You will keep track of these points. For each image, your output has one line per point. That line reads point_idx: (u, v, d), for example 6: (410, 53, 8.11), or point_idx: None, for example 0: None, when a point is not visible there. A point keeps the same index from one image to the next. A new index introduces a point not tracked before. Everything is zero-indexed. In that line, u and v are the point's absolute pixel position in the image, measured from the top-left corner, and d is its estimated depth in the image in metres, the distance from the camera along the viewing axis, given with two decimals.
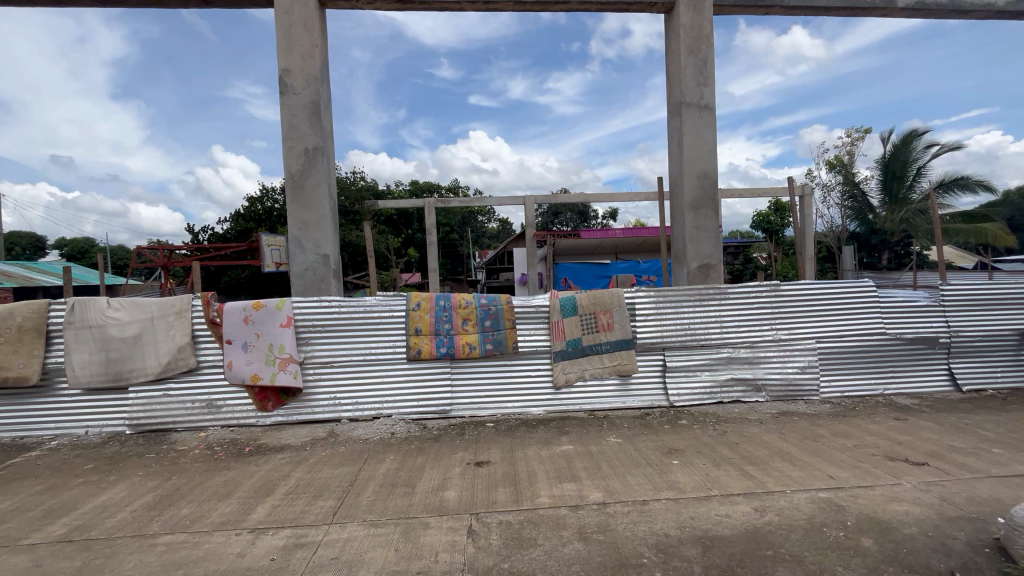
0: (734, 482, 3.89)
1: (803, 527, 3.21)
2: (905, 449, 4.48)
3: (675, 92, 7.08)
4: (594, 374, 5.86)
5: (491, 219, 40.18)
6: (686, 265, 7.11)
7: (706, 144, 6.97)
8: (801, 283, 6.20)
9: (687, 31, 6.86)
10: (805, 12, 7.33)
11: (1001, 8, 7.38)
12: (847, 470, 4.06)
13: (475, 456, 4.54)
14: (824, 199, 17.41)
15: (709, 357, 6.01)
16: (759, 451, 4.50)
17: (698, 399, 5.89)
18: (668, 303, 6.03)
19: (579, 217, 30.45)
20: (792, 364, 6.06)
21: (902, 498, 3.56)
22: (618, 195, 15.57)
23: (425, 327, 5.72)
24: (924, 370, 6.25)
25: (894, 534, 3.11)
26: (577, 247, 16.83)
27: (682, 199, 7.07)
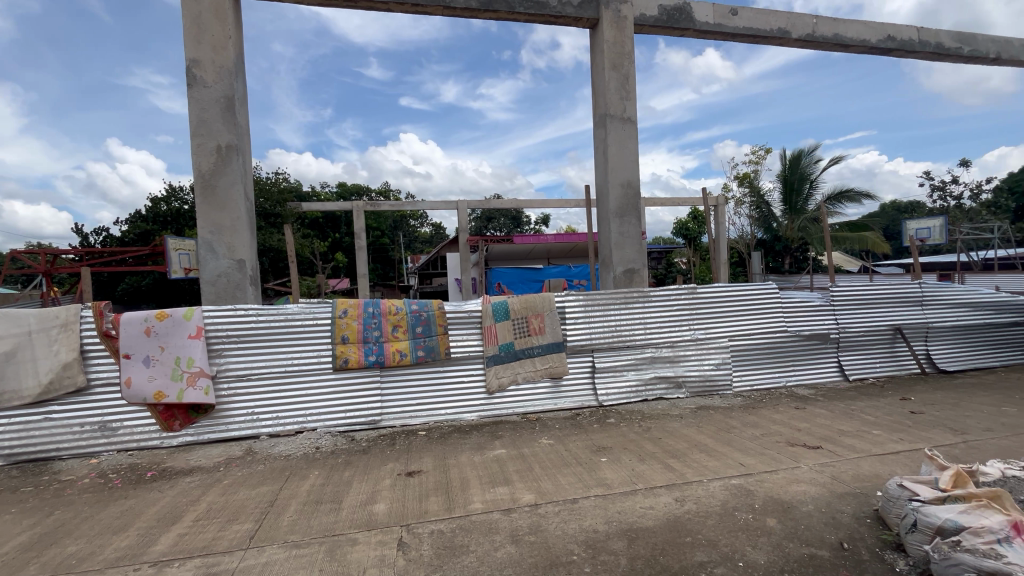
0: (657, 474, 4.12)
1: (717, 512, 3.47)
2: (803, 435, 4.97)
3: (600, 104, 7.40)
4: (527, 377, 5.94)
5: (424, 224, 39.56)
6: (612, 269, 7.42)
7: (630, 154, 7.34)
8: (715, 286, 6.70)
9: (610, 47, 7.19)
10: (715, 37, 7.97)
11: (874, 45, 8.47)
12: (754, 457, 4.43)
13: (406, 466, 4.43)
14: (735, 209, 18.96)
15: (634, 357, 6.31)
16: (679, 445, 4.79)
17: (625, 398, 6.15)
18: (596, 306, 6.28)
19: (512, 223, 30.79)
20: (708, 361, 6.52)
21: (800, 479, 3.95)
22: (549, 202, 15.94)
23: (352, 335, 5.53)
24: (819, 363, 6.98)
25: (794, 513, 3.44)
26: (510, 252, 17.00)
27: (608, 207, 7.38)
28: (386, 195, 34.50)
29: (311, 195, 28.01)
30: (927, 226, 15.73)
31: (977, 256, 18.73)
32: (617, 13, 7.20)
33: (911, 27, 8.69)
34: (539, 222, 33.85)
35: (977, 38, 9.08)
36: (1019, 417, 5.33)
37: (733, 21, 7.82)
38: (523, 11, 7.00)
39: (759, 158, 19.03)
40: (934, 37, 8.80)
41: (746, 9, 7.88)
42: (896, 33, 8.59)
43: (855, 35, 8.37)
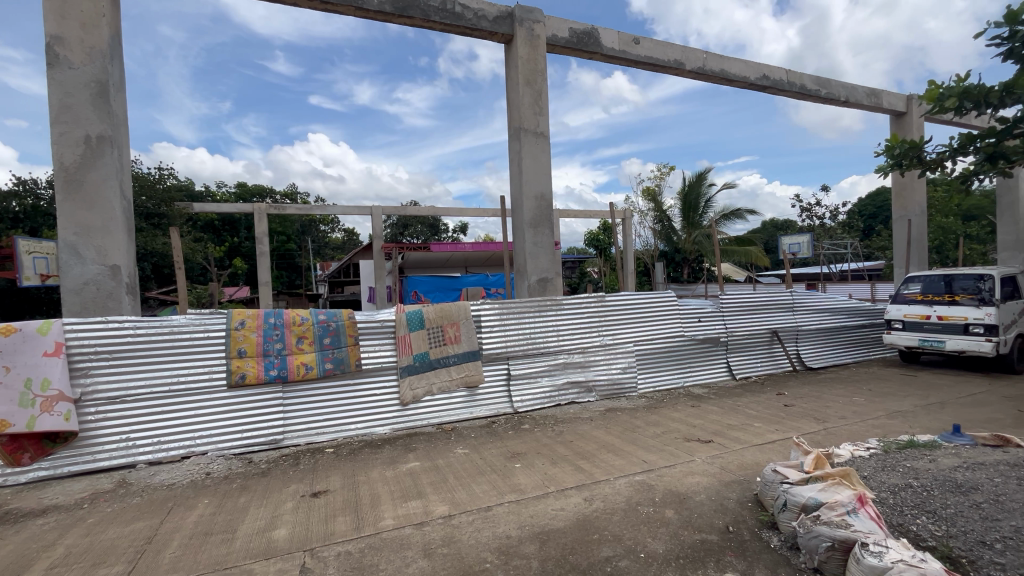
0: (568, 476, 4.28)
1: (622, 508, 3.67)
2: (697, 430, 5.44)
3: (515, 118, 7.61)
4: (442, 387, 5.87)
5: (335, 229, 37.65)
6: (527, 278, 7.59)
7: (543, 168, 7.62)
8: (621, 294, 7.14)
9: (524, 63, 7.43)
10: (620, 62, 8.56)
11: (752, 81, 9.62)
12: (655, 453, 4.77)
13: (312, 487, 4.17)
14: (640, 222, 20.39)
15: (548, 363, 6.50)
16: (589, 446, 5.01)
17: (539, 403, 6.30)
18: (511, 314, 6.40)
19: (429, 230, 30.37)
20: (616, 365, 6.90)
21: (694, 472, 4.32)
22: (467, 210, 15.97)
23: (251, 348, 5.13)
24: (710, 364, 7.69)
25: (689, 502, 3.75)
26: (427, 260, 16.76)
27: (522, 217, 7.58)
28: (292, 198, 32.38)
29: (204, 195, 25.48)
30: (796, 243, 17.86)
31: (835, 268, 21.78)
32: (531, 31, 7.47)
33: (781, 69, 9.99)
34: (457, 230, 33.69)
35: (831, 83, 10.66)
36: (866, 405, 6.28)
37: (636, 49, 8.46)
38: (439, 20, 7.02)
39: (661, 176, 20.69)
40: (799, 79, 10.19)
41: (647, 40, 8.56)
42: (770, 73, 9.82)
43: (738, 72, 9.43)
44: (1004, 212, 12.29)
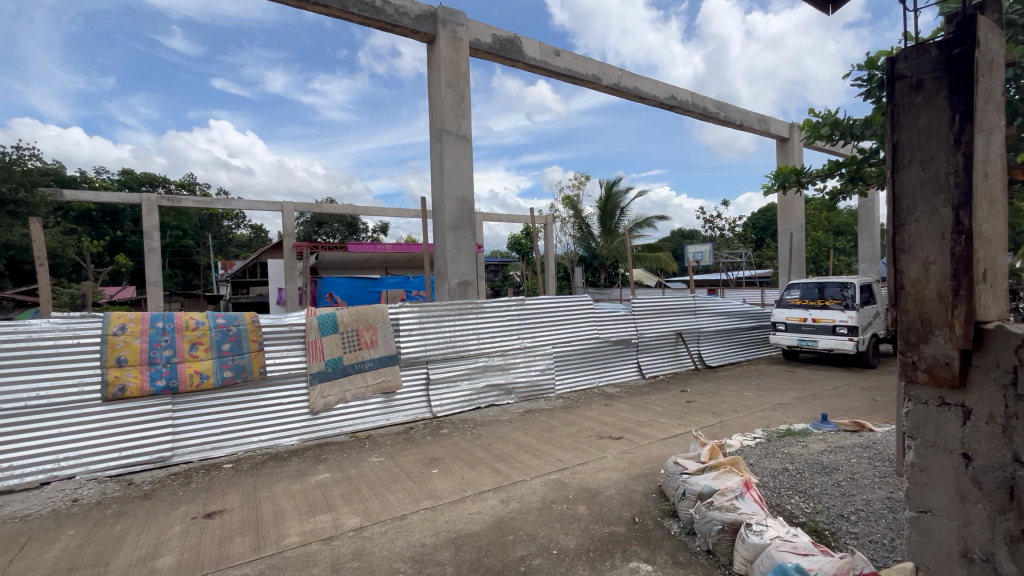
0: (486, 479, 4.29)
1: (537, 507, 3.76)
2: (609, 428, 5.73)
3: (436, 119, 7.53)
4: (357, 394, 5.63)
5: (240, 224, 34.67)
6: (447, 281, 7.52)
7: (464, 171, 7.61)
8: (540, 298, 7.33)
9: (446, 64, 7.38)
10: (541, 73, 8.80)
11: (662, 101, 10.34)
12: (570, 452, 4.95)
13: (205, 508, 3.79)
14: (561, 227, 21.07)
15: (468, 366, 6.48)
16: (507, 448, 5.07)
17: (458, 407, 6.26)
18: (430, 318, 6.31)
19: (347, 229, 29.02)
20: (535, 367, 7.04)
21: (606, 468, 4.53)
22: (387, 210, 15.47)
23: (133, 356, 4.57)
24: (623, 364, 8.12)
25: (600, 497, 3.93)
26: (344, 261, 16.01)
27: (443, 219, 7.51)
28: (190, 188, 29.35)
29: (78, 182, 22.31)
30: (700, 251, 19.40)
31: (732, 276, 24.01)
32: (454, 34, 7.45)
33: (686, 91, 10.84)
34: (377, 230, 32.51)
35: (729, 108, 11.76)
36: (754, 399, 6.99)
37: (556, 61, 8.75)
38: (357, 13, 6.76)
39: (580, 185, 21.53)
40: (701, 102, 11.13)
41: (567, 53, 8.89)
42: (676, 94, 10.63)
43: (648, 91, 10.10)
44: (864, 229, 14.29)
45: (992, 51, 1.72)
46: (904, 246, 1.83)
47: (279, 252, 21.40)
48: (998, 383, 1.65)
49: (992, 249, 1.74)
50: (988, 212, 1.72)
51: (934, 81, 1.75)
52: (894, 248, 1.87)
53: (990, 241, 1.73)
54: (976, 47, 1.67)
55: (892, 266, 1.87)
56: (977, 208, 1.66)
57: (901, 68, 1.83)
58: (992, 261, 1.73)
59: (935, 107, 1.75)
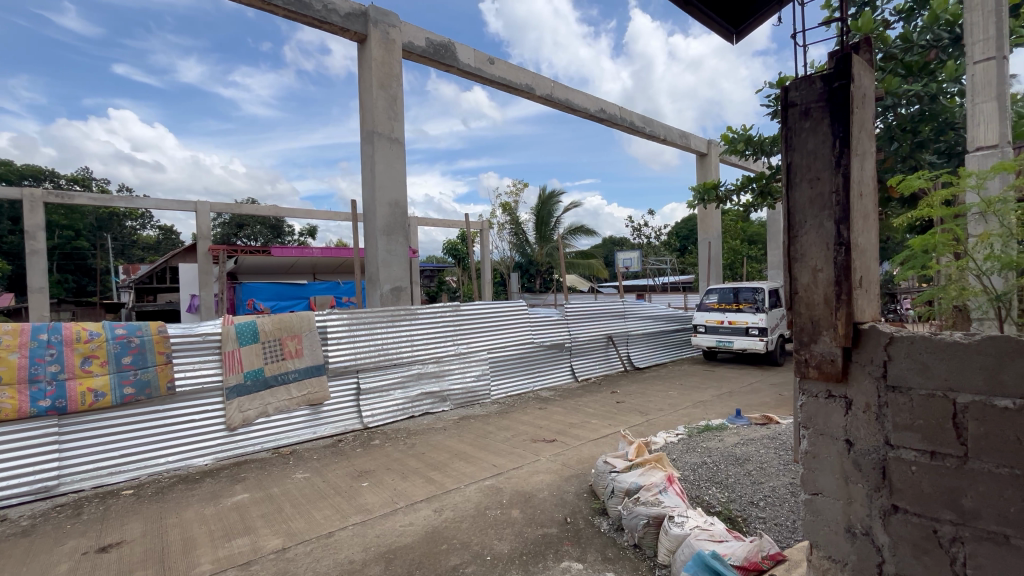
0: (419, 489, 4.21)
1: (471, 514, 3.74)
2: (543, 431, 5.82)
3: (367, 121, 7.32)
4: (280, 407, 5.30)
5: (146, 225, 31.58)
6: (378, 287, 7.30)
7: (396, 174, 7.46)
8: (475, 304, 7.34)
9: (378, 66, 7.21)
10: (476, 79, 8.85)
11: (592, 113, 10.76)
12: (504, 456, 4.98)
13: (98, 541, 3.39)
14: (497, 233, 21.21)
15: (401, 374, 6.33)
16: (441, 456, 5.00)
17: (391, 417, 6.08)
18: (360, 325, 6.10)
19: (272, 232, 27.36)
20: (470, 373, 7.01)
21: (539, 470, 4.61)
22: (316, 211, 14.74)
23: (9, 374, 4.03)
24: (556, 368, 8.30)
25: (533, 500, 3.99)
26: (268, 265, 15.06)
27: (374, 224, 7.30)
28: (85, 184, 26.30)
29: None
30: (629, 258, 20.31)
31: (658, 282, 25.37)
32: (386, 35, 7.31)
33: (615, 105, 11.36)
34: (306, 233, 30.87)
35: (653, 123, 12.47)
36: (678, 398, 7.41)
37: (490, 69, 8.85)
38: (282, 6, 6.44)
39: (516, 192, 21.82)
40: (628, 116, 11.70)
41: (501, 62, 9.03)
42: (606, 108, 11.11)
43: (580, 103, 10.47)
44: (772, 239, 15.67)
45: (863, 87, 1.97)
46: (796, 255, 2.03)
47: (192, 255, 19.70)
48: (873, 376, 1.85)
49: (866, 258, 1.98)
50: (863, 226, 1.96)
51: (820, 110, 1.97)
52: (789, 257, 2.06)
53: (864, 251, 1.97)
54: (851, 81, 1.90)
55: (787, 274, 2.06)
56: (853, 222, 1.89)
57: (793, 96, 2.03)
58: (866, 269, 1.97)
59: (820, 133, 1.96)
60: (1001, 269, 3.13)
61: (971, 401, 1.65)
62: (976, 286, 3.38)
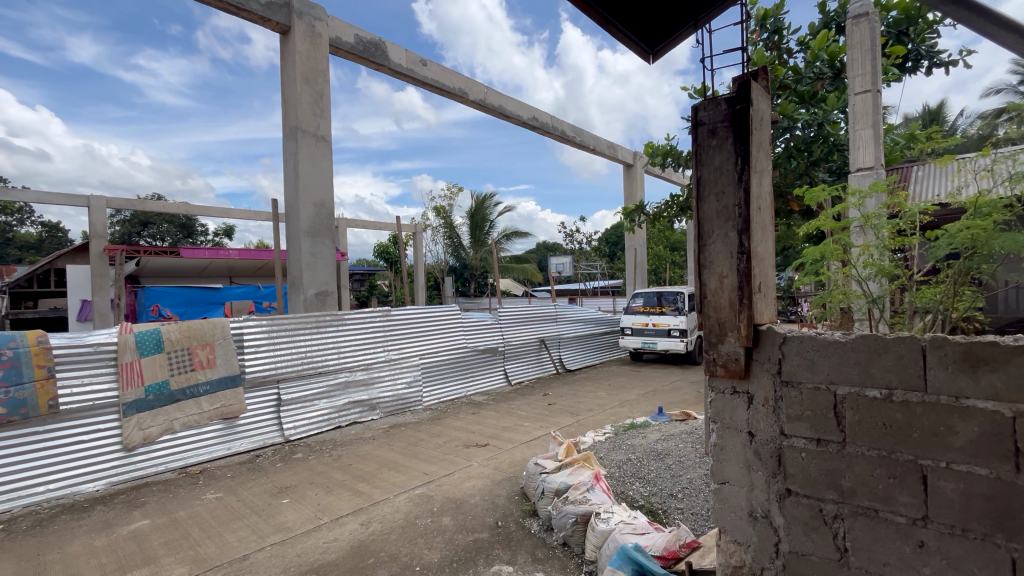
0: (345, 502, 4.03)
1: (400, 525, 3.65)
2: (476, 436, 5.81)
3: (290, 117, 6.94)
4: (188, 423, 4.86)
5: (26, 221, 27.74)
6: (302, 292, 6.92)
7: (322, 174, 7.14)
8: (406, 310, 7.18)
9: (303, 59, 6.87)
10: (407, 80, 8.69)
11: (525, 121, 10.95)
12: (435, 464, 4.90)
13: None
14: (431, 236, 20.93)
15: (326, 383, 6.04)
16: (369, 467, 4.82)
17: (315, 429, 5.77)
18: (281, 332, 5.76)
19: (181, 231, 25.08)
20: (401, 380, 6.83)
21: (471, 476, 4.59)
22: (233, 210, 13.70)
23: None
24: (489, 372, 8.31)
25: (465, 506, 3.97)
26: (176, 267, 13.77)
27: (297, 225, 6.93)
28: None
29: None
30: (561, 262, 20.84)
31: (589, 286, 26.26)
32: (311, 28, 6.98)
33: (547, 114, 11.64)
34: (222, 233, 28.62)
35: (583, 133, 12.92)
36: (606, 398, 7.71)
37: (422, 71, 8.74)
38: None
39: (451, 195, 21.68)
40: (559, 125, 12.03)
41: (433, 64, 8.95)
42: (538, 116, 11.35)
43: (512, 110, 10.62)
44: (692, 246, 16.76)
45: (761, 110, 2.18)
46: (706, 263, 2.19)
47: (83, 256, 17.54)
48: (770, 372, 2.05)
49: (764, 265, 2.18)
50: (761, 236, 2.16)
51: (724, 130, 2.14)
52: (699, 264, 2.22)
53: (762, 259, 2.17)
54: (750, 105, 2.09)
55: (698, 279, 2.23)
56: (753, 233, 2.08)
57: (702, 116, 2.20)
58: (764, 276, 2.17)
59: (725, 151, 2.14)
60: (876, 275, 3.58)
61: (849, 393, 1.87)
62: (858, 291, 3.82)
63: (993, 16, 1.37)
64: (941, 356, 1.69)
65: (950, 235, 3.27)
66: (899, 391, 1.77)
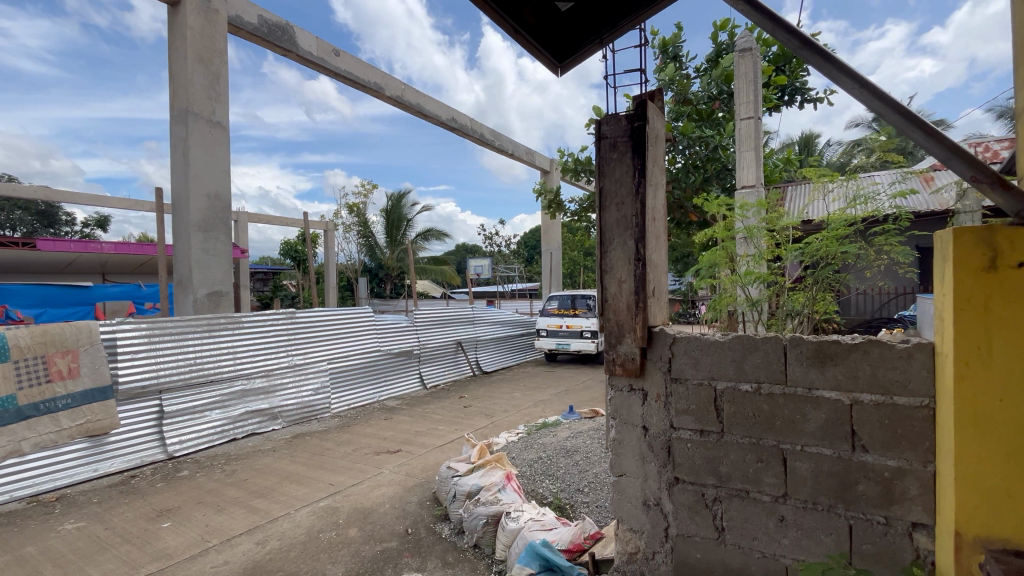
0: (238, 521, 3.71)
1: (301, 541, 3.43)
2: (387, 442, 5.63)
3: (179, 98, 6.26)
4: (42, 444, 4.19)
5: None
6: (191, 292, 6.25)
7: (217, 163, 6.52)
8: (312, 312, 6.78)
9: (195, 36, 6.23)
10: (318, 69, 8.23)
11: (444, 121, 10.84)
12: (343, 473, 4.68)
13: None
14: (344, 235, 19.99)
15: (219, 392, 5.50)
16: (268, 481, 4.48)
17: (205, 443, 5.24)
18: (165, 336, 5.16)
19: (40, 220, 21.55)
20: (306, 387, 6.42)
21: (381, 484, 4.44)
22: (108, 198, 12.04)
23: None
24: (403, 376, 8.09)
25: (373, 515, 3.83)
26: (32, 261, 11.79)
27: (186, 218, 6.25)
28: None
29: None
30: (480, 265, 20.90)
31: (507, 288, 26.65)
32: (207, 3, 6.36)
33: (466, 116, 11.62)
34: (93, 223, 24.97)
35: (502, 137, 13.09)
36: (521, 399, 7.85)
37: (335, 61, 8.33)
38: None
39: (366, 192, 20.88)
40: (478, 128, 12.07)
41: (347, 55, 8.56)
42: (457, 118, 11.30)
43: (431, 109, 10.47)
44: None
45: (655, 129, 2.35)
46: (608, 269, 2.33)
47: None
48: (662, 370, 2.22)
49: (658, 271, 2.36)
50: (656, 245, 2.34)
51: (625, 144, 2.29)
52: (601, 269, 2.35)
53: (656, 266, 2.35)
54: (647, 123, 2.25)
55: (600, 284, 2.36)
56: (648, 242, 2.25)
57: (604, 130, 2.33)
58: (658, 281, 2.36)
59: (625, 164, 2.29)
60: (755, 281, 4.03)
61: (726, 387, 2.08)
62: (741, 295, 4.26)
63: (839, 64, 1.61)
64: (797, 353, 1.94)
65: (810, 247, 3.79)
66: (766, 384, 2.01)
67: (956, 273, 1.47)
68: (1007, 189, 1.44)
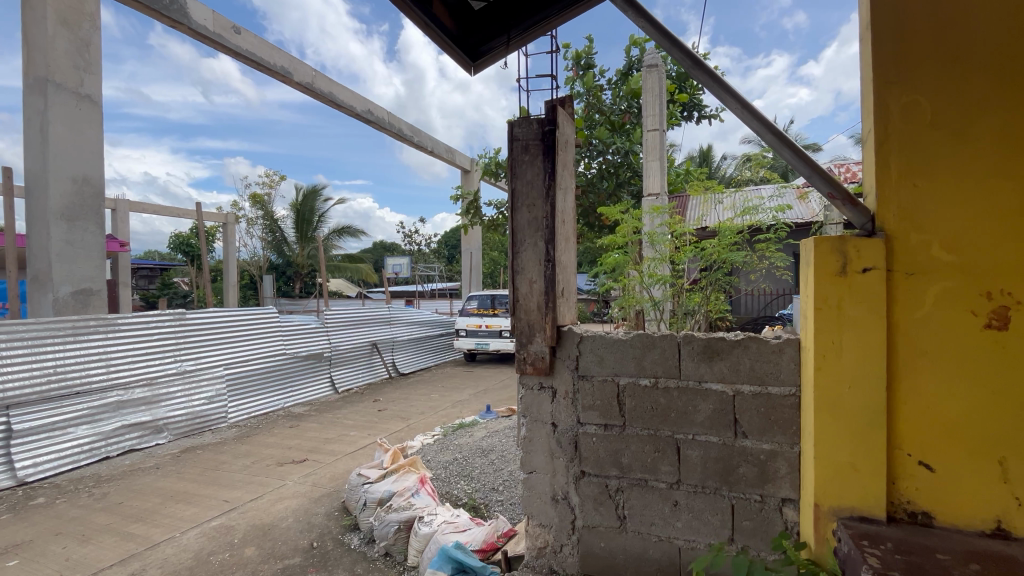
0: (109, 551, 3.26)
1: (188, 566, 3.09)
2: (293, 452, 5.26)
3: (36, 64, 5.36)
4: None
5: None
6: (50, 290, 5.38)
7: (86, 142, 5.69)
8: (205, 314, 6.15)
9: None
10: (215, 46, 7.48)
11: (359, 113, 10.37)
12: (240, 488, 4.30)
13: None
14: (247, 228, 18.43)
15: (87, 406, 4.80)
16: (148, 503, 3.98)
17: (68, 464, 4.54)
18: (13, 341, 4.41)
19: None
20: (198, 396, 5.80)
21: (284, 496, 4.14)
22: None
23: None
24: (313, 381, 7.63)
25: (274, 531, 3.56)
26: None
27: (44, 205, 5.37)
28: None
29: None
30: (398, 263, 20.31)
31: (427, 288, 26.21)
32: None
33: (383, 110, 11.22)
34: None
35: (422, 134, 12.80)
36: (438, 400, 7.74)
37: (235, 39, 7.64)
38: None
39: (273, 184, 19.43)
40: (396, 123, 11.71)
41: (249, 34, 7.88)
42: (373, 110, 10.87)
43: (345, 99, 9.95)
44: None
45: (565, 134, 2.43)
46: (519, 269, 2.36)
47: None
48: (569, 368, 2.30)
49: (567, 273, 2.44)
50: (565, 247, 2.41)
51: (536, 147, 2.34)
52: (513, 270, 2.38)
53: (565, 267, 2.42)
54: (557, 127, 2.31)
55: (512, 285, 2.38)
56: (558, 244, 2.31)
57: (517, 132, 2.35)
58: (567, 282, 2.43)
59: (536, 167, 2.33)
60: (657, 282, 4.33)
61: (627, 382, 2.20)
62: (645, 295, 4.55)
63: (724, 84, 1.77)
64: (690, 349, 2.11)
65: (705, 252, 4.16)
66: (662, 378, 2.15)
67: (817, 278, 1.69)
68: (855, 204, 1.63)
